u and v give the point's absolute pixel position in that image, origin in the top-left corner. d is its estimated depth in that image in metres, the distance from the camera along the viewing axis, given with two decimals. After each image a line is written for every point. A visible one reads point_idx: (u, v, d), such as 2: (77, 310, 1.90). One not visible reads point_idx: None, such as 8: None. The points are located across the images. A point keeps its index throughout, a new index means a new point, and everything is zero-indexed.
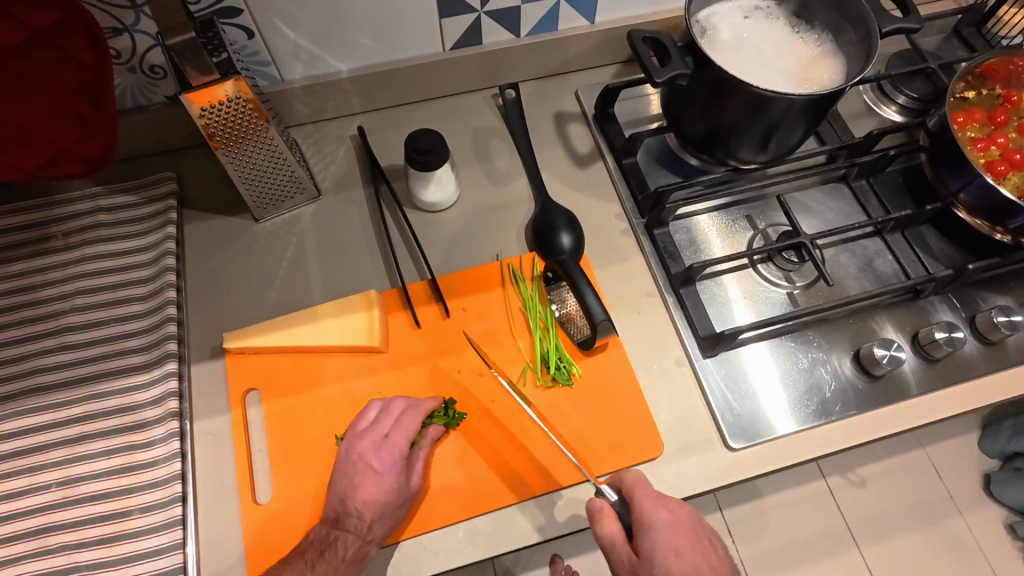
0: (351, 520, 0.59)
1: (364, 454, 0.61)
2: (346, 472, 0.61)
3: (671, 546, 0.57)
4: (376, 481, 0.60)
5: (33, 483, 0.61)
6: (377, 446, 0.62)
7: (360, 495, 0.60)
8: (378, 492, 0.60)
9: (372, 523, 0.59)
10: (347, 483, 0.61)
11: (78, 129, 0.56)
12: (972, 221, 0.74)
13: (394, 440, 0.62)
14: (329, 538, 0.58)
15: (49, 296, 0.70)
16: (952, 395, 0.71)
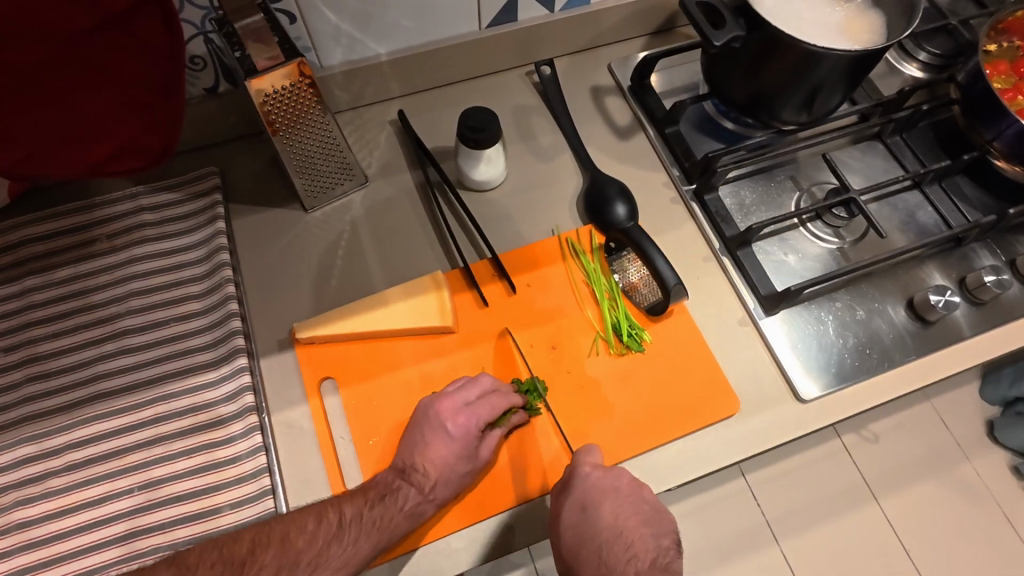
0: (416, 475, 0.60)
1: (442, 413, 0.62)
2: (421, 428, 0.62)
3: (582, 500, 0.60)
4: (449, 443, 0.61)
5: (114, 488, 0.60)
6: (457, 412, 0.62)
7: (430, 453, 0.61)
8: (448, 455, 0.61)
9: (435, 484, 0.60)
10: (420, 438, 0.62)
11: (141, 122, 0.56)
12: (1008, 168, 0.76)
13: (477, 408, 0.63)
14: (393, 485, 0.60)
15: (102, 300, 0.68)
16: (1000, 336, 0.74)
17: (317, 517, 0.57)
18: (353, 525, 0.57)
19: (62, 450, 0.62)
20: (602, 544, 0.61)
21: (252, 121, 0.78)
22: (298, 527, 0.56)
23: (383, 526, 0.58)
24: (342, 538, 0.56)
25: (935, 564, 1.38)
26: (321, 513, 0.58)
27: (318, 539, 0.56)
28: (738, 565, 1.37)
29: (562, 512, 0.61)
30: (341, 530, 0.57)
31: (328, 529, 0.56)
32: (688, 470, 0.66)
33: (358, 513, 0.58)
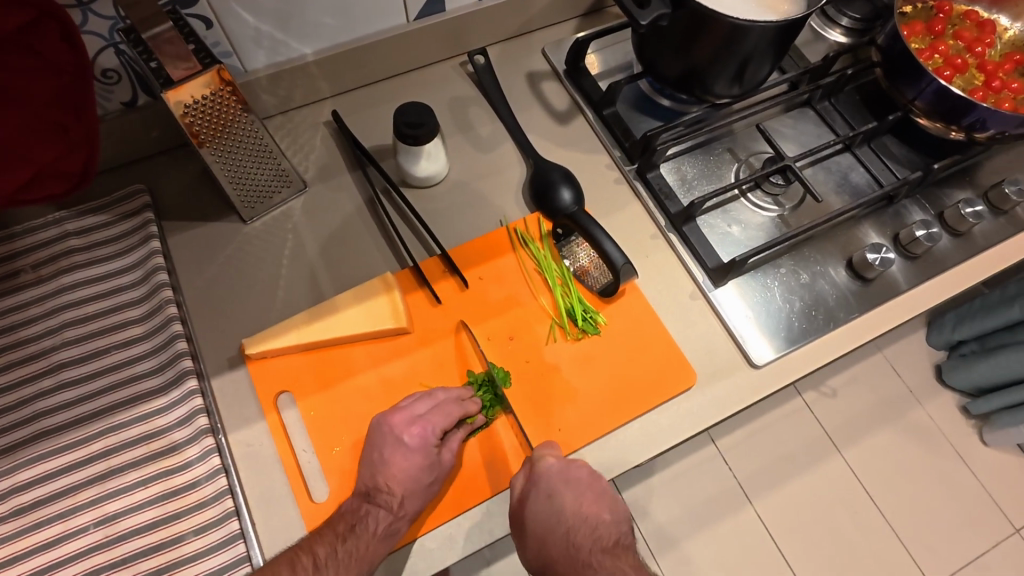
0: (381, 495, 0.59)
1: (396, 428, 0.62)
2: (377, 446, 0.61)
3: (549, 490, 0.61)
4: (408, 456, 0.60)
5: (68, 528, 0.58)
6: (412, 422, 0.62)
7: (390, 470, 0.60)
8: (409, 467, 0.60)
9: (403, 498, 0.60)
10: (378, 457, 0.61)
11: (58, 143, 0.52)
12: (930, 125, 0.79)
13: (431, 417, 0.62)
14: (360, 512, 0.59)
15: (34, 334, 0.65)
16: (935, 286, 0.78)
17: (289, 565, 0.55)
18: (330, 562, 0.56)
19: (6, 495, 0.59)
20: (567, 529, 0.64)
21: (178, 133, 0.75)
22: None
23: (361, 556, 0.57)
24: None
25: (895, 504, 1.45)
26: (294, 558, 0.56)
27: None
28: (715, 528, 1.41)
29: (529, 502, 0.62)
30: (318, 570, 0.56)
31: (303, 574, 0.55)
32: (652, 445, 0.68)
33: (330, 549, 0.57)
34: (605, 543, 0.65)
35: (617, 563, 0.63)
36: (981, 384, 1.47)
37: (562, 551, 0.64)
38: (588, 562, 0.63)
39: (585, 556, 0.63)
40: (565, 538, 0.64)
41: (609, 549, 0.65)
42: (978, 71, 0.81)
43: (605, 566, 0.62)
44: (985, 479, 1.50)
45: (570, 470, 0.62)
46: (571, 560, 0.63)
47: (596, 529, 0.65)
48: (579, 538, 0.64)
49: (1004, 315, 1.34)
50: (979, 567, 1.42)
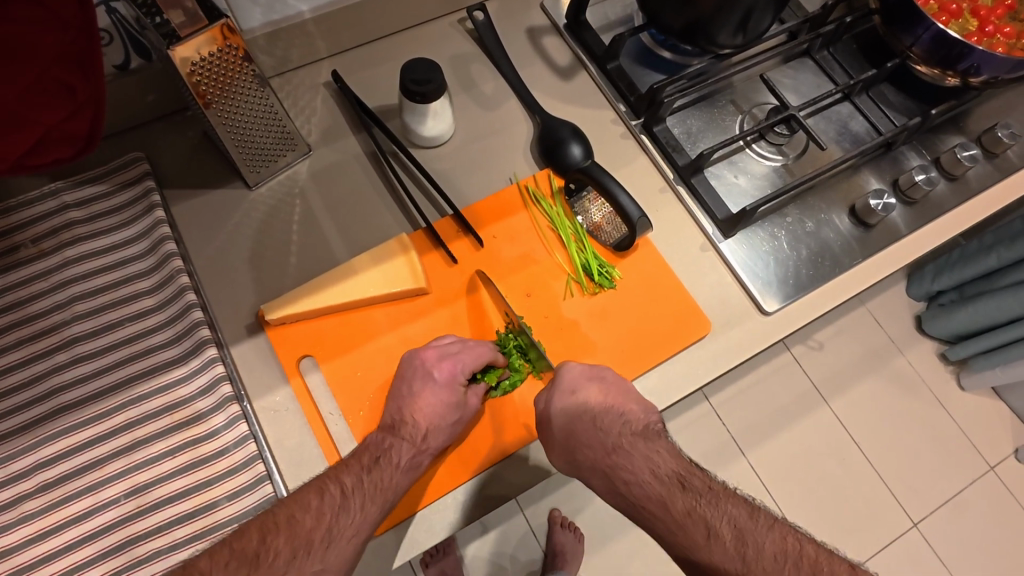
0: (406, 428, 0.61)
1: (427, 361, 0.63)
2: (407, 379, 0.63)
3: (572, 385, 0.63)
4: (437, 391, 0.62)
5: (98, 501, 0.58)
6: (442, 358, 0.63)
7: (418, 404, 0.62)
8: (436, 402, 0.62)
9: (427, 433, 0.61)
10: (407, 390, 0.62)
11: (65, 104, 0.50)
12: (927, 71, 0.81)
13: (462, 355, 0.64)
14: (385, 445, 0.60)
15: (42, 309, 0.63)
16: (930, 230, 0.80)
17: (319, 492, 0.56)
18: (356, 493, 0.57)
19: (30, 472, 0.58)
20: (594, 418, 0.63)
21: (174, 98, 0.72)
22: (303, 506, 0.55)
23: (386, 487, 0.58)
24: (348, 508, 0.57)
25: (881, 450, 1.51)
26: (322, 487, 0.57)
27: (325, 514, 0.55)
28: (712, 481, 1.45)
29: (553, 402, 0.63)
30: (346, 499, 0.57)
31: (333, 502, 0.56)
32: (668, 393, 0.70)
33: (357, 480, 0.58)
34: (637, 427, 0.64)
35: (652, 448, 0.63)
36: (958, 332, 1.54)
37: (592, 436, 0.64)
38: (620, 448, 0.63)
39: (616, 440, 0.64)
40: (592, 425, 0.64)
41: (641, 432, 0.64)
42: (972, 17, 0.81)
43: (638, 449, 0.63)
44: (963, 421, 1.58)
45: (596, 369, 0.64)
46: (602, 445, 0.64)
47: (624, 415, 0.63)
48: (608, 422, 0.64)
49: (981, 264, 1.39)
50: (957, 503, 1.51)
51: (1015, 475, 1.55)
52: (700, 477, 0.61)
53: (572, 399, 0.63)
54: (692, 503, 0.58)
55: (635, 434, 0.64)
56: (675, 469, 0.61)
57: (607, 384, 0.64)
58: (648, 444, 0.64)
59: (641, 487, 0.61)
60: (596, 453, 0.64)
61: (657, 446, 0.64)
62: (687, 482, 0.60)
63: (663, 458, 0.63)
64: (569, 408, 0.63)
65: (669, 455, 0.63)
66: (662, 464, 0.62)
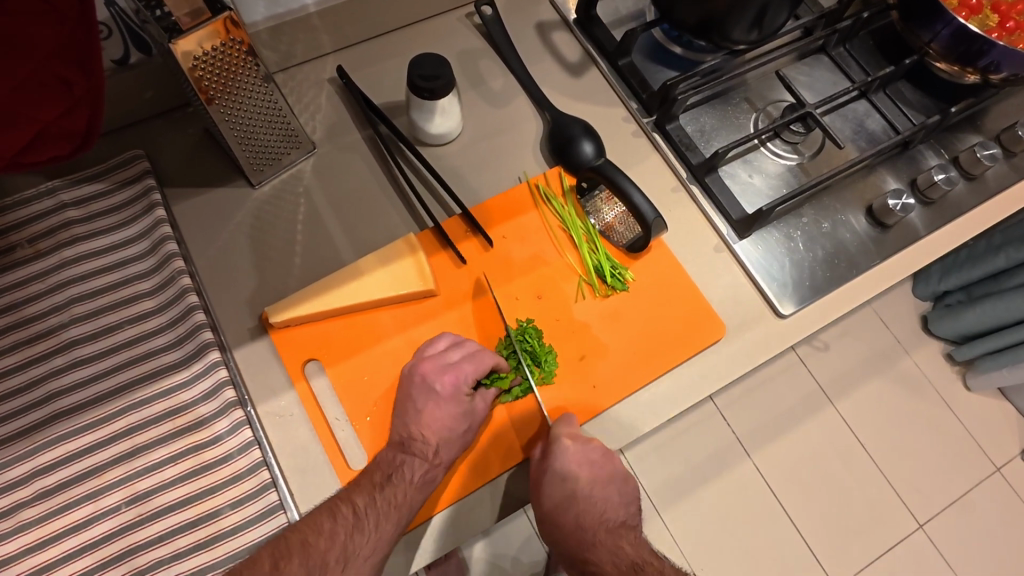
0: (417, 445, 0.59)
1: (428, 375, 0.61)
2: (410, 395, 0.61)
3: (565, 467, 0.60)
4: (441, 404, 0.61)
5: (98, 509, 0.56)
6: (443, 370, 0.61)
7: (425, 419, 0.60)
8: (443, 416, 0.61)
9: (438, 447, 0.60)
10: (414, 403, 0.61)
11: (62, 99, 0.48)
12: (946, 68, 0.79)
13: (464, 365, 0.62)
14: (396, 461, 0.58)
15: (39, 312, 0.61)
16: (948, 231, 0.79)
17: (330, 514, 0.55)
18: (370, 512, 0.56)
19: (28, 479, 0.56)
20: (576, 504, 0.64)
21: (174, 95, 0.70)
22: (315, 529, 0.54)
23: (399, 503, 0.57)
24: (362, 528, 0.55)
25: (887, 452, 1.50)
26: (334, 508, 0.56)
27: (339, 535, 0.55)
28: (718, 483, 1.44)
29: (543, 486, 0.62)
30: (360, 520, 0.56)
31: (346, 523, 0.55)
32: (682, 398, 0.68)
33: (370, 499, 0.56)
34: (612, 522, 0.67)
35: (620, 538, 0.66)
36: (965, 332, 1.52)
37: (570, 524, 0.65)
38: (592, 542, 0.64)
39: (592, 535, 0.65)
40: (575, 516, 0.65)
41: (614, 527, 0.67)
42: (992, 12, 0.79)
43: (608, 544, 0.65)
44: (970, 422, 1.57)
45: (586, 453, 0.61)
46: (578, 538, 0.65)
47: (602, 510, 0.66)
48: (588, 520, 0.65)
49: (989, 264, 1.37)
50: (964, 505, 1.49)
51: (1022, 476, 1.54)
52: (656, 567, 0.64)
53: (559, 484, 0.62)
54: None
55: (607, 528, 0.66)
56: (636, 562, 0.63)
57: (594, 472, 0.63)
58: (617, 535, 0.66)
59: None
60: (569, 539, 0.65)
61: (628, 537, 0.66)
62: (647, 573, 0.62)
63: (628, 549, 0.65)
64: (556, 492, 0.63)
65: (634, 546, 0.66)
66: (627, 554, 0.64)
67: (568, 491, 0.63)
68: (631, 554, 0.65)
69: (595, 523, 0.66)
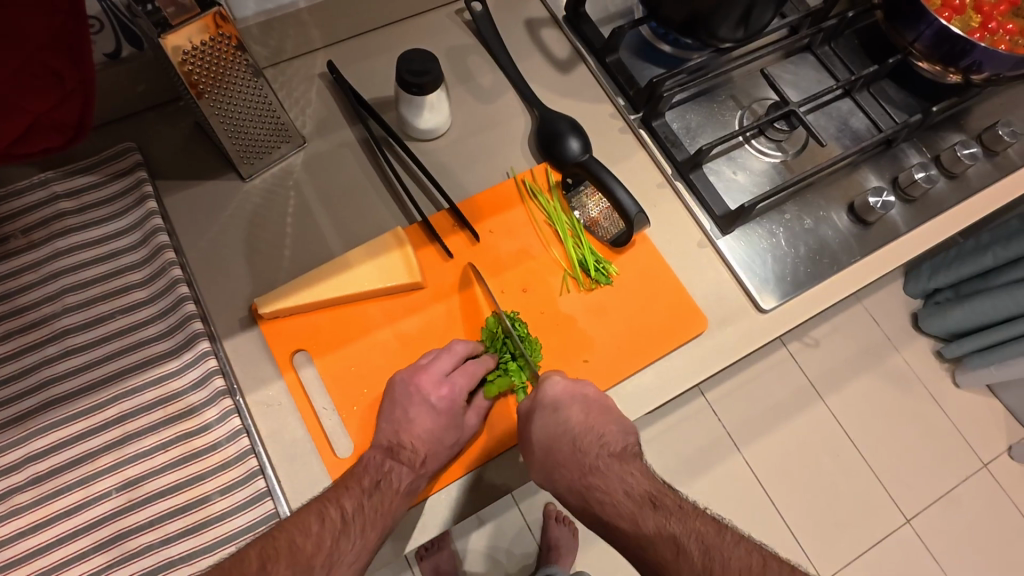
0: (405, 453, 0.61)
1: (423, 388, 0.63)
2: (400, 404, 0.63)
3: (554, 400, 0.62)
4: (434, 417, 0.62)
5: (90, 494, 0.57)
6: (439, 383, 0.63)
7: (415, 429, 0.62)
8: (433, 427, 0.62)
9: (425, 458, 0.61)
10: (401, 412, 0.62)
11: (53, 92, 0.49)
12: (928, 67, 0.80)
13: (458, 379, 0.64)
14: (385, 467, 0.59)
15: (31, 301, 0.62)
16: (929, 228, 0.80)
17: (319, 516, 0.56)
18: (356, 518, 0.58)
19: (21, 465, 0.57)
20: (574, 437, 0.63)
21: (166, 88, 0.71)
22: (303, 531, 0.55)
23: (386, 511, 0.58)
24: (348, 533, 0.57)
25: (875, 446, 1.52)
26: (322, 511, 0.56)
27: (326, 538, 0.56)
28: (707, 476, 1.45)
29: (536, 419, 0.63)
30: (346, 524, 0.57)
31: (333, 527, 0.56)
32: (664, 390, 0.69)
33: (358, 504, 0.58)
34: (613, 449, 0.64)
35: (625, 468, 0.64)
36: (954, 329, 1.54)
37: (569, 457, 0.64)
38: (596, 467, 0.64)
39: (593, 461, 0.64)
40: (571, 445, 0.64)
41: (617, 455, 0.64)
42: (975, 13, 0.80)
43: (613, 471, 0.64)
44: (957, 418, 1.59)
45: (578, 386, 0.63)
46: (579, 465, 0.64)
47: (604, 435, 0.64)
48: (586, 444, 0.64)
49: (978, 262, 1.38)
50: (950, 499, 1.51)
51: (1007, 472, 1.56)
52: (671, 495, 0.61)
53: (551, 414, 0.62)
54: (662, 522, 0.58)
55: (611, 453, 0.64)
56: (647, 490, 0.61)
57: (587, 401, 0.63)
58: (623, 464, 0.64)
59: (614, 505, 0.61)
60: (572, 471, 0.64)
61: (637, 466, 0.65)
62: (660, 500, 0.60)
63: (638, 478, 0.63)
64: (550, 425, 0.62)
65: (643, 475, 0.64)
66: (635, 483, 0.62)
67: (565, 421, 0.62)
68: (642, 482, 0.63)
69: (597, 451, 0.64)
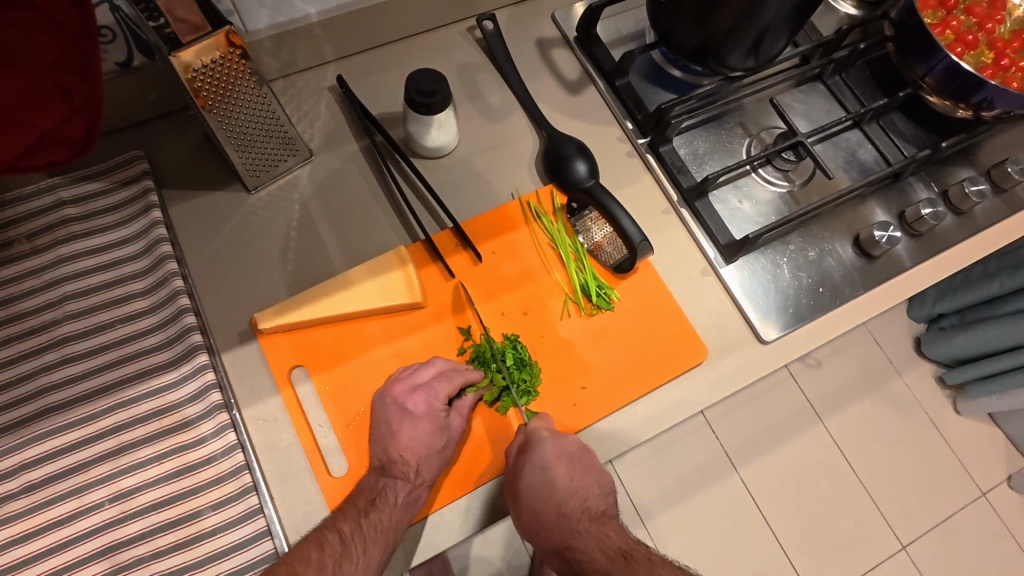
0: (398, 467, 0.61)
1: (400, 397, 0.63)
2: (384, 420, 0.63)
3: (543, 461, 0.61)
4: (416, 424, 0.61)
5: (83, 504, 0.57)
6: (414, 390, 0.63)
7: (400, 440, 0.62)
8: (419, 435, 0.62)
9: (418, 467, 0.61)
10: (387, 429, 0.62)
11: (61, 107, 0.49)
12: (938, 102, 0.80)
13: (436, 385, 0.63)
14: (379, 485, 0.60)
15: (34, 307, 0.62)
16: (935, 263, 0.80)
17: (317, 545, 0.57)
18: (356, 538, 0.58)
19: (15, 472, 0.57)
20: (557, 497, 0.66)
21: (175, 97, 0.71)
22: (303, 560, 0.55)
23: (385, 527, 0.58)
24: (350, 554, 0.57)
25: (874, 472, 1.51)
26: (321, 539, 0.58)
27: (327, 564, 0.56)
28: (703, 495, 1.45)
29: (522, 474, 0.62)
30: (346, 547, 0.57)
31: (333, 551, 0.57)
32: (662, 419, 0.69)
33: (355, 526, 0.58)
34: (593, 512, 0.69)
35: (603, 530, 0.68)
36: (957, 357, 1.53)
37: (552, 520, 0.67)
38: (578, 530, 0.67)
39: (575, 523, 0.67)
40: (556, 510, 0.67)
41: (596, 518, 0.69)
42: (987, 48, 0.80)
43: (591, 533, 0.67)
44: (957, 446, 1.58)
45: (564, 445, 0.63)
46: (562, 529, 0.67)
47: (581, 493, 0.67)
48: (569, 510, 0.67)
49: (984, 290, 1.38)
50: (948, 528, 1.50)
51: (1007, 502, 1.55)
52: (643, 551, 0.65)
53: (537, 471, 0.62)
54: (633, 573, 0.61)
55: (592, 516, 0.69)
56: (624, 548, 0.65)
57: (574, 462, 0.64)
58: (600, 521, 0.68)
59: (590, 563, 0.64)
60: (553, 526, 0.67)
61: (616, 526, 0.69)
62: (634, 553, 0.64)
63: (614, 535, 0.67)
64: (537, 481, 0.63)
65: (619, 534, 0.68)
66: (611, 541, 0.66)
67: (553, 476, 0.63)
68: (617, 540, 0.66)
69: (576, 513, 0.68)
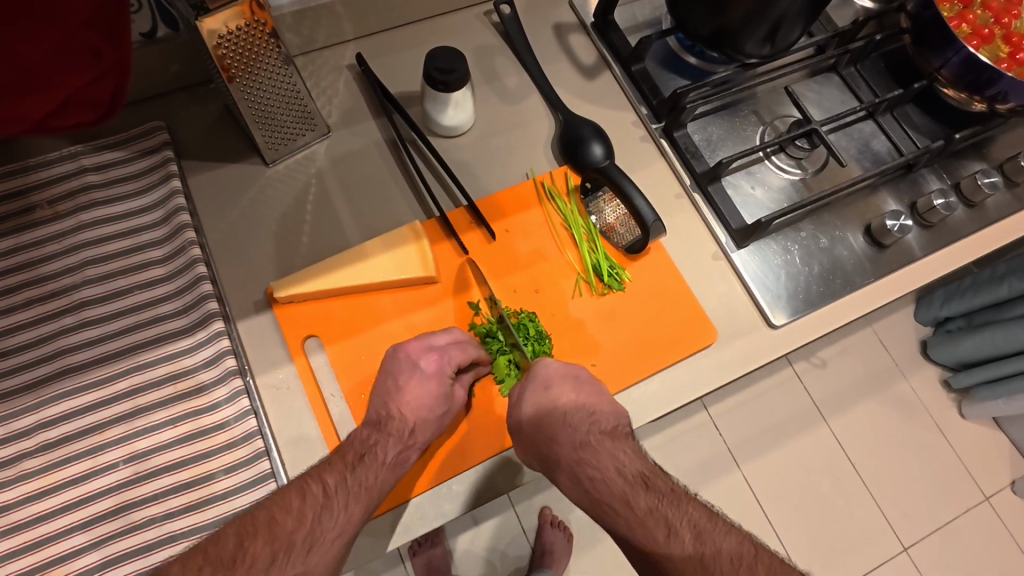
0: (393, 424, 0.60)
1: (412, 353, 0.62)
2: (391, 373, 0.62)
3: (546, 380, 0.64)
4: (423, 382, 0.61)
5: (98, 463, 0.58)
6: (428, 350, 0.63)
7: (405, 398, 0.61)
8: (424, 395, 0.61)
9: (414, 427, 0.61)
10: (393, 384, 0.62)
11: (91, 69, 0.50)
12: (953, 94, 0.80)
13: (450, 350, 0.64)
14: (370, 440, 0.59)
15: (54, 271, 0.63)
16: (946, 254, 0.80)
17: (300, 494, 0.55)
18: (339, 491, 0.56)
19: (32, 431, 0.58)
20: (564, 415, 0.63)
21: (198, 69, 0.72)
22: (283, 508, 0.54)
23: (370, 485, 0.57)
24: (331, 507, 0.56)
25: (875, 472, 1.51)
26: (304, 488, 0.56)
27: (307, 515, 0.55)
28: (705, 491, 1.45)
29: (524, 401, 0.64)
30: (329, 499, 0.56)
31: (315, 502, 0.55)
32: (670, 400, 0.69)
33: (340, 478, 0.57)
34: (605, 426, 0.64)
35: (617, 445, 0.63)
36: (963, 360, 1.53)
37: (561, 432, 0.63)
38: (586, 444, 0.63)
39: (584, 436, 0.64)
40: (562, 421, 0.63)
41: (609, 432, 0.64)
42: (1004, 43, 0.81)
43: (604, 447, 0.63)
44: (961, 449, 1.57)
45: (570, 367, 0.65)
46: (570, 442, 0.63)
47: (593, 413, 0.64)
48: (576, 420, 0.63)
49: (992, 293, 1.37)
50: (949, 531, 1.50)
51: (1009, 507, 1.54)
52: (663, 479, 0.62)
53: (542, 391, 0.63)
54: (657, 509, 0.58)
55: (607, 428, 0.64)
56: (641, 472, 0.62)
57: (581, 387, 0.64)
58: (619, 439, 0.64)
59: (604, 483, 0.62)
60: (559, 452, 0.63)
61: (632, 446, 0.64)
62: (650, 481, 0.61)
63: (628, 456, 0.63)
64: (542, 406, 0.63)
65: (633, 455, 0.64)
66: (621, 460, 0.63)
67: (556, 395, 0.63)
68: (636, 464, 0.63)
69: (584, 421, 0.64)
